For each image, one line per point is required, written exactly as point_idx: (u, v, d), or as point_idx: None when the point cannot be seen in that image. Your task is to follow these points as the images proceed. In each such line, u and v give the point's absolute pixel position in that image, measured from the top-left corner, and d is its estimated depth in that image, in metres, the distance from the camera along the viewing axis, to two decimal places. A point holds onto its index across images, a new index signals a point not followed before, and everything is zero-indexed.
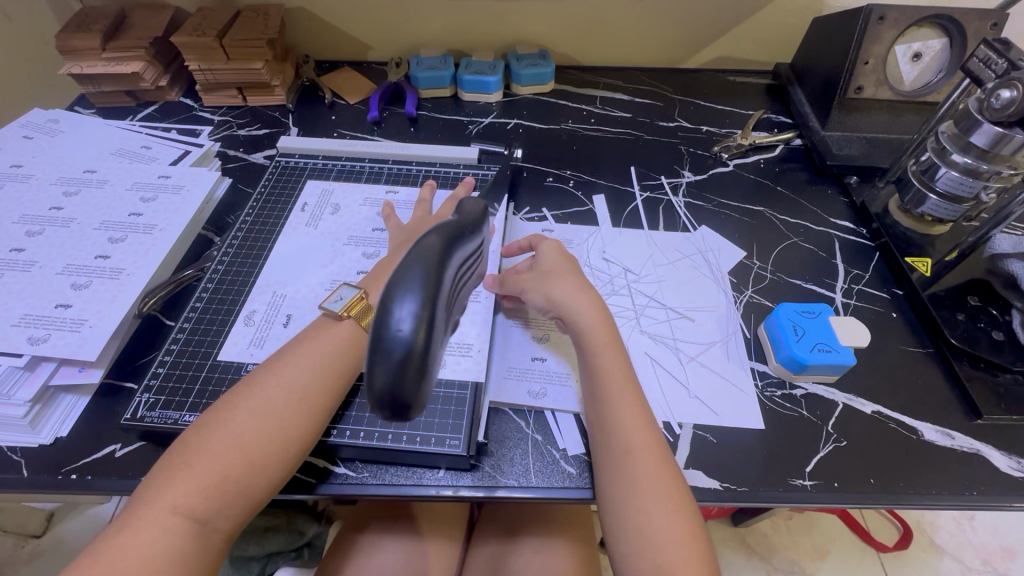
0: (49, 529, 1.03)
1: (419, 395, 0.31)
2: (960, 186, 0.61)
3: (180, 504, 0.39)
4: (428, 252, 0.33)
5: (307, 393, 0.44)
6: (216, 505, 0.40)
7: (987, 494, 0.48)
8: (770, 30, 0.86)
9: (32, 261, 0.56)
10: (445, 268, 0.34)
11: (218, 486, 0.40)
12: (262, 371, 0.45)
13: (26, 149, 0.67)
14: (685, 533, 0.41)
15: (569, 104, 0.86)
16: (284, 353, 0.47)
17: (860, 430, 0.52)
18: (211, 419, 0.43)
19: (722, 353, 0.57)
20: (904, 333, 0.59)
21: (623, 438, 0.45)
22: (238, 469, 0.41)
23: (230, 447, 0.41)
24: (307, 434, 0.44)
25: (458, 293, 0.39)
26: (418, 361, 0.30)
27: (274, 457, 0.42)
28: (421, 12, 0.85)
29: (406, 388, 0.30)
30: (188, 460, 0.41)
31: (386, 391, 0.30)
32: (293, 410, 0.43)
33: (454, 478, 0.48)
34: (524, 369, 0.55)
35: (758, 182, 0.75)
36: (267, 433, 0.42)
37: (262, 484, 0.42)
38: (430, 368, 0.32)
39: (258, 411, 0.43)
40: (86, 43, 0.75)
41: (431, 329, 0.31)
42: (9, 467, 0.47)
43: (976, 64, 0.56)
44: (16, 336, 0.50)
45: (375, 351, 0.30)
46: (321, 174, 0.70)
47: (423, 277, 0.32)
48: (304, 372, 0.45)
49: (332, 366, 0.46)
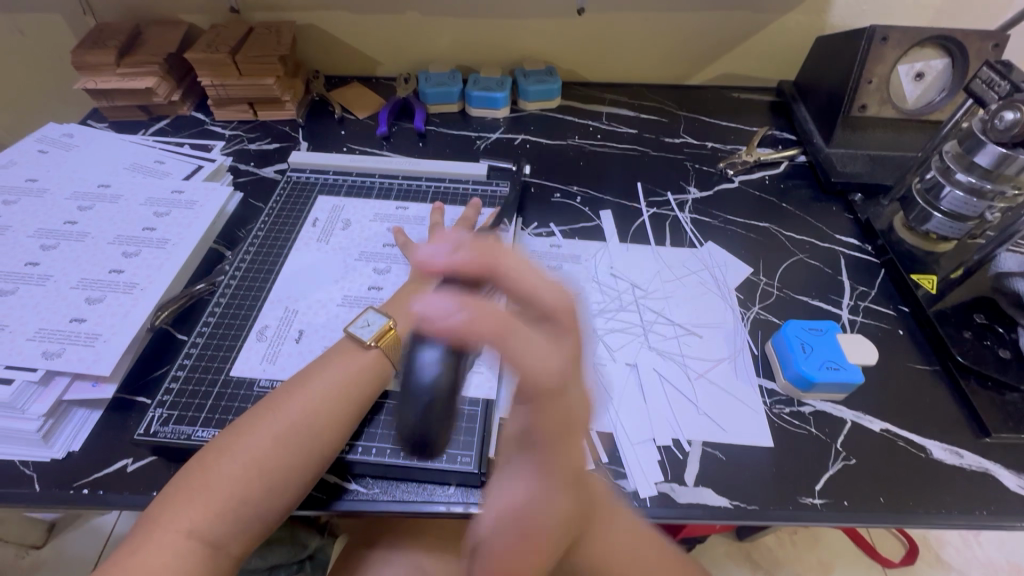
0: (51, 539, 1.03)
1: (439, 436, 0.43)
2: (965, 205, 0.62)
3: (196, 528, 0.39)
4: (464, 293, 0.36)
5: (328, 418, 0.45)
6: (232, 531, 0.40)
7: (996, 515, 0.48)
8: (773, 48, 0.88)
9: (46, 275, 0.57)
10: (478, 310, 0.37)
11: (234, 509, 0.41)
12: (283, 394, 0.46)
13: (41, 164, 0.68)
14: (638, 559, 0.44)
15: (575, 120, 0.87)
16: (307, 377, 0.47)
17: (869, 448, 0.52)
18: (229, 441, 0.43)
19: (730, 370, 0.57)
20: (911, 351, 0.60)
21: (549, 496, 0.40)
22: (255, 494, 0.41)
23: (248, 470, 0.42)
24: (325, 460, 0.44)
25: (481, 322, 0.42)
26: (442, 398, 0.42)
27: (293, 483, 0.43)
28: (431, 29, 0.86)
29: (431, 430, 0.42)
30: (205, 482, 0.41)
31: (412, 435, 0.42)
32: (313, 436, 0.44)
33: (465, 494, 0.48)
34: None
35: (763, 199, 0.76)
36: (285, 457, 0.43)
37: (277, 508, 0.42)
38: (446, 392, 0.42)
39: (280, 436, 0.43)
40: (101, 59, 0.76)
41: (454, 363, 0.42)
42: (21, 482, 0.47)
43: (979, 85, 0.58)
44: (30, 350, 0.51)
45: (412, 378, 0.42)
46: (332, 189, 0.71)
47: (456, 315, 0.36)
48: (327, 398, 0.46)
49: (354, 393, 0.47)
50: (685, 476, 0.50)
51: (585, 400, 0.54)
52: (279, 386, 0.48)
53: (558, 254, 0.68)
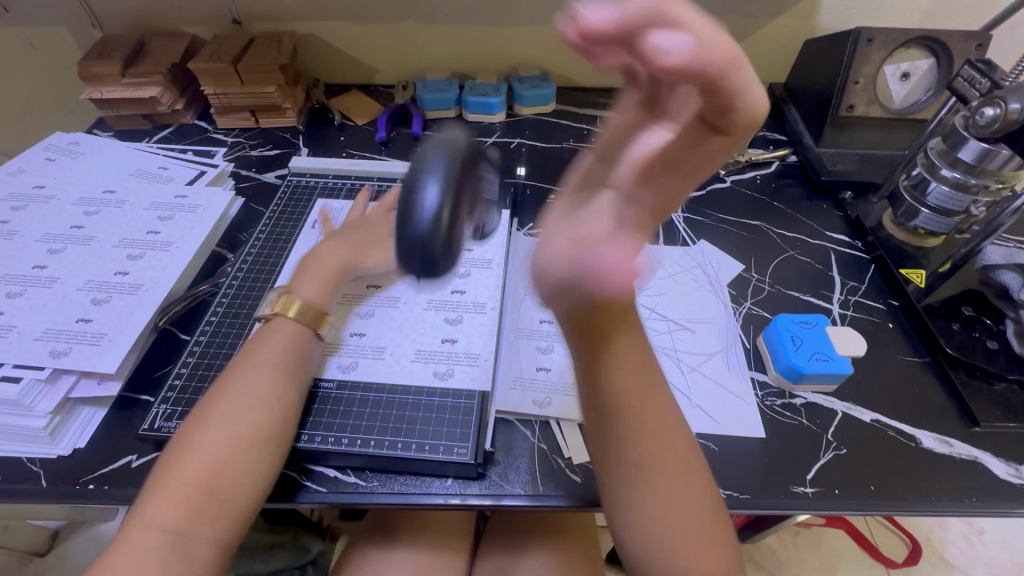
0: (54, 547, 1.04)
1: (444, 260, 0.49)
2: (950, 201, 0.63)
3: (158, 520, 0.40)
4: (455, 142, 0.51)
5: (261, 394, 0.47)
6: (197, 514, 0.41)
7: (986, 501, 0.49)
8: (763, 52, 0.90)
9: (53, 277, 0.58)
10: (467, 165, 0.51)
11: (195, 494, 0.41)
12: (219, 384, 0.48)
13: (48, 171, 0.70)
14: (698, 506, 0.39)
15: (570, 124, 0.89)
16: (235, 365, 0.49)
17: (860, 438, 0.53)
18: (177, 437, 0.45)
19: (722, 363, 0.58)
20: (901, 344, 0.61)
21: (630, 434, 0.39)
22: (204, 476, 0.42)
23: (192, 456, 0.43)
24: (267, 433, 0.45)
25: (478, 192, 0.57)
26: (444, 226, 0.48)
27: (247, 456, 0.44)
28: (427, 37, 0.88)
29: (436, 251, 0.49)
30: (159, 478, 0.42)
31: (418, 250, 0.48)
32: (247, 410, 0.45)
33: (462, 486, 0.48)
34: (529, 379, 0.55)
35: (755, 198, 0.77)
36: (224, 437, 0.44)
37: (236, 488, 0.43)
38: (452, 236, 0.49)
39: (227, 418, 0.45)
40: (107, 70, 0.78)
41: (452, 209, 0.48)
42: (28, 478, 0.48)
43: (961, 83, 0.59)
44: (38, 349, 0.52)
45: (410, 226, 0.48)
46: (331, 193, 0.72)
47: (447, 164, 0.49)
48: (255, 376, 0.48)
49: (273, 365, 0.49)
50: None
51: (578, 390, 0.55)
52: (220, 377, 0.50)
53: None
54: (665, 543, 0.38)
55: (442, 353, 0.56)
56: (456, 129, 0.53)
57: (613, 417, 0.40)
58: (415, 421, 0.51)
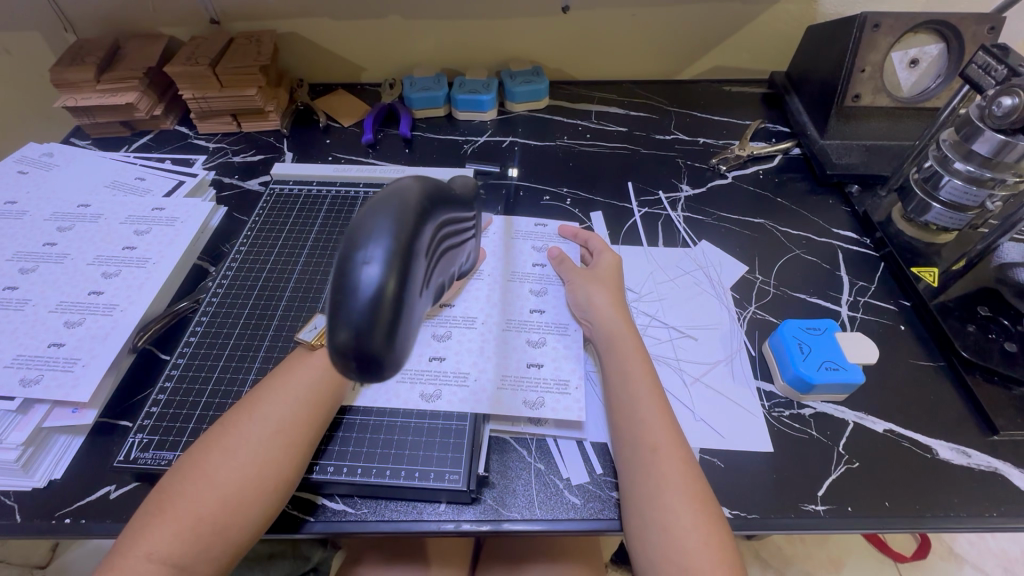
0: (54, 559, 1.00)
1: (391, 350, 0.32)
2: (965, 195, 0.60)
3: (156, 550, 0.38)
4: (406, 194, 0.34)
5: (283, 426, 0.44)
6: (196, 550, 0.39)
7: (1008, 515, 0.46)
8: (764, 39, 0.86)
9: (25, 299, 0.56)
10: (425, 223, 0.35)
11: (195, 528, 0.39)
12: (239, 407, 0.45)
13: (21, 185, 0.67)
14: (707, 525, 0.41)
15: (564, 119, 0.85)
16: (258, 389, 0.46)
17: (872, 450, 0.50)
18: (188, 460, 0.42)
19: (726, 372, 0.56)
20: (914, 347, 0.58)
21: (646, 437, 0.45)
22: (213, 508, 0.40)
23: (203, 485, 0.40)
24: (285, 468, 0.43)
25: (449, 252, 0.42)
26: (390, 307, 0.31)
27: (254, 491, 0.41)
28: (413, 33, 0.85)
29: (374, 342, 0.31)
30: (164, 504, 0.40)
31: (350, 345, 0.31)
32: (267, 443, 0.43)
33: (456, 512, 0.46)
34: (521, 377, 0.53)
35: (758, 194, 0.74)
36: (241, 469, 0.41)
37: (244, 524, 0.41)
38: (405, 316, 0.33)
39: (237, 449, 0.42)
40: (80, 76, 0.75)
41: (401, 280, 0.32)
42: (2, 513, 0.46)
43: (975, 71, 0.56)
44: (8, 377, 0.50)
45: (339, 314, 0.31)
46: (316, 201, 0.70)
47: (393, 227, 0.32)
48: (278, 403, 0.45)
49: (304, 397, 0.46)
50: None
51: (574, 390, 0.52)
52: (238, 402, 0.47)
53: (544, 233, 0.67)
54: (670, 553, 0.40)
55: (429, 372, 0.53)
56: (410, 176, 0.37)
57: (631, 422, 0.46)
58: (404, 445, 0.48)
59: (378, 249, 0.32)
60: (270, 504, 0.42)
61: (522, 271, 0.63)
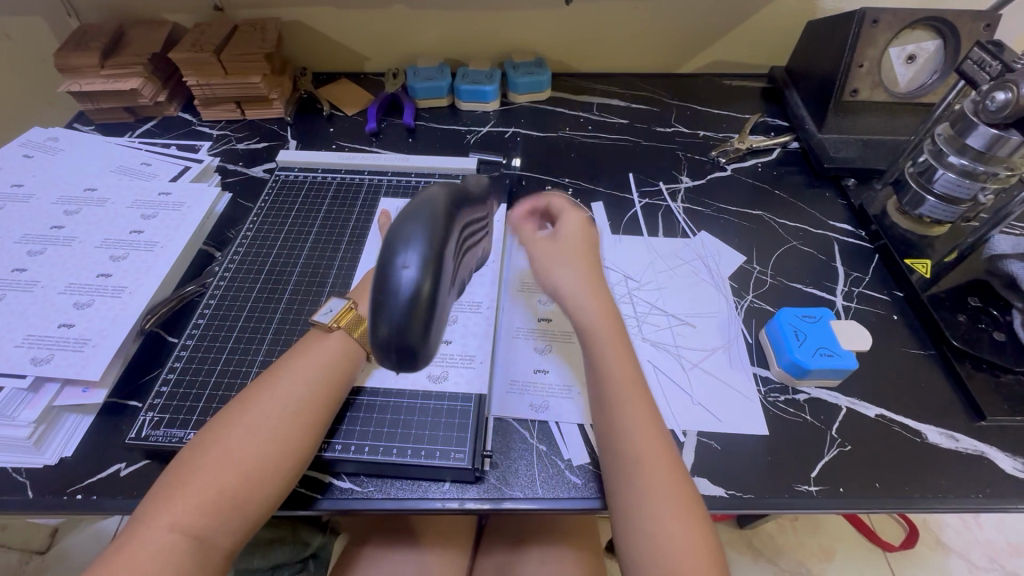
0: (54, 544, 1.00)
1: (425, 344, 0.35)
2: (958, 188, 0.62)
3: (178, 522, 0.39)
4: (435, 202, 0.37)
5: (299, 407, 0.45)
6: (217, 523, 0.40)
7: (993, 497, 0.48)
8: (764, 34, 0.87)
9: (33, 281, 0.56)
10: (452, 227, 0.38)
11: (216, 501, 0.40)
12: (254, 387, 0.46)
13: (26, 168, 0.67)
14: (698, 547, 0.40)
15: (566, 111, 0.86)
16: (275, 369, 0.48)
17: (865, 434, 0.52)
18: (208, 435, 0.43)
19: (724, 359, 0.57)
20: (906, 336, 0.59)
21: (630, 449, 0.44)
22: (233, 482, 0.41)
23: (223, 460, 0.42)
24: (300, 446, 0.44)
25: (465, 252, 0.44)
26: (424, 306, 0.35)
27: (272, 468, 0.42)
28: (417, 23, 0.85)
29: (412, 336, 0.34)
30: (184, 478, 0.41)
31: (391, 339, 0.34)
32: (285, 420, 0.44)
33: (460, 490, 0.47)
34: (527, 382, 0.55)
35: (756, 186, 0.75)
36: (262, 445, 0.42)
37: (261, 498, 0.42)
38: (437, 313, 0.36)
39: (256, 428, 0.43)
40: (84, 61, 0.75)
41: (436, 282, 0.35)
42: (13, 489, 0.47)
43: (970, 66, 0.57)
44: (19, 357, 0.50)
45: (380, 312, 0.34)
46: (321, 188, 0.70)
47: (426, 233, 0.35)
48: (299, 383, 0.46)
49: (321, 378, 0.47)
50: None
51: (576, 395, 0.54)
52: (253, 382, 0.48)
53: None
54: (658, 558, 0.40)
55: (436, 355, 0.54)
56: (434, 184, 0.40)
57: (615, 431, 0.45)
58: (410, 425, 0.50)
59: (413, 247, 0.35)
60: (285, 481, 0.43)
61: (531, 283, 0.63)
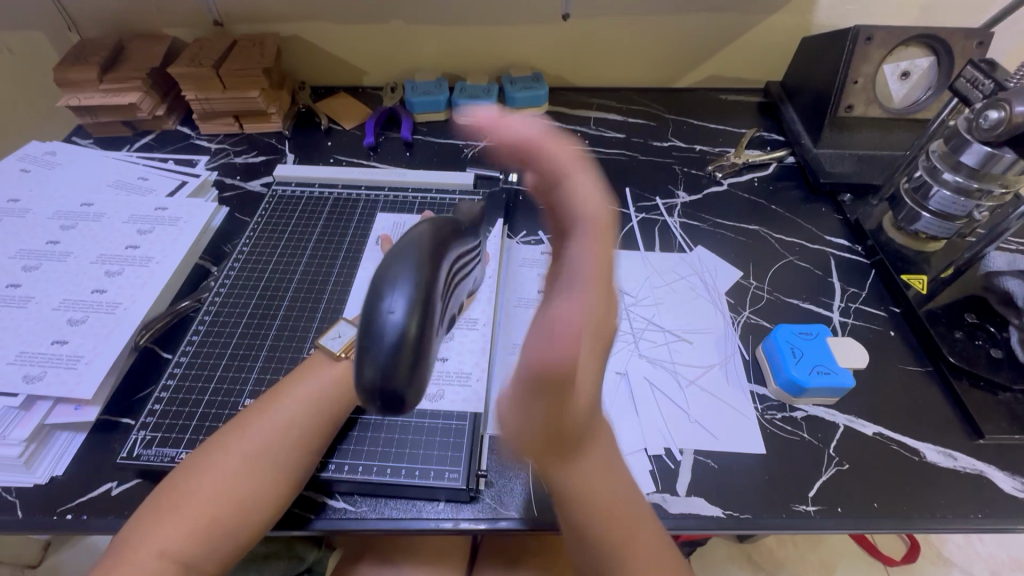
0: (47, 557, 0.99)
1: (413, 388, 0.34)
2: (953, 204, 0.62)
3: (167, 547, 0.39)
4: (422, 239, 0.37)
5: (299, 432, 0.45)
6: (206, 548, 0.40)
7: (992, 517, 0.48)
8: (760, 49, 0.88)
9: (28, 296, 0.56)
10: (438, 266, 0.37)
11: (208, 527, 0.40)
12: (252, 410, 0.46)
13: (24, 184, 0.67)
14: None
15: (563, 125, 0.87)
16: (273, 393, 0.47)
17: (863, 453, 0.51)
18: (202, 458, 0.43)
19: (721, 376, 0.57)
20: (903, 352, 0.59)
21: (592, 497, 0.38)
22: (226, 509, 0.41)
23: (217, 484, 0.41)
24: (296, 472, 0.44)
25: (453, 282, 0.44)
26: (412, 351, 0.33)
27: (266, 495, 0.42)
28: (415, 38, 0.86)
29: (398, 382, 0.33)
30: (176, 502, 0.40)
31: (375, 386, 0.33)
32: (283, 446, 0.44)
33: (455, 510, 0.47)
34: None
35: (753, 201, 0.75)
36: (259, 471, 0.42)
37: (253, 523, 0.42)
38: (427, 356, 0.34)
39: (253, 452, 0.43)
40: (84, 76, 0.76)
41: (424, 324, 0.34)
42: (4, 509, 0.46)
43: (963, 84, 0.58)
44: (12, 374, 0.50)
45: (364, 357, 0.33)
46: (318, 203, 0.70)
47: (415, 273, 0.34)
48: (300, 409, 0.46)
49: (322, 404, 0.47)
50: (678, 485, 0.49)
51: None
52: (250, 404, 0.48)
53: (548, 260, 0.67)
54: None
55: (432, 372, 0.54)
56: (423, 220, 0.39)
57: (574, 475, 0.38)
58: (406, 444, 0.49)
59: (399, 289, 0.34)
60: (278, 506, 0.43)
61: (527, 298, 0.63)
